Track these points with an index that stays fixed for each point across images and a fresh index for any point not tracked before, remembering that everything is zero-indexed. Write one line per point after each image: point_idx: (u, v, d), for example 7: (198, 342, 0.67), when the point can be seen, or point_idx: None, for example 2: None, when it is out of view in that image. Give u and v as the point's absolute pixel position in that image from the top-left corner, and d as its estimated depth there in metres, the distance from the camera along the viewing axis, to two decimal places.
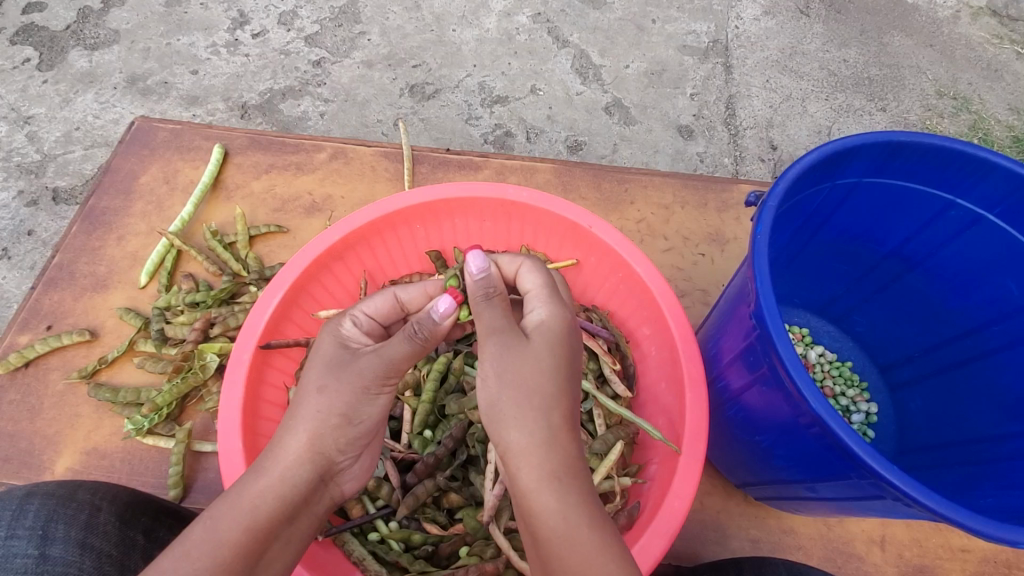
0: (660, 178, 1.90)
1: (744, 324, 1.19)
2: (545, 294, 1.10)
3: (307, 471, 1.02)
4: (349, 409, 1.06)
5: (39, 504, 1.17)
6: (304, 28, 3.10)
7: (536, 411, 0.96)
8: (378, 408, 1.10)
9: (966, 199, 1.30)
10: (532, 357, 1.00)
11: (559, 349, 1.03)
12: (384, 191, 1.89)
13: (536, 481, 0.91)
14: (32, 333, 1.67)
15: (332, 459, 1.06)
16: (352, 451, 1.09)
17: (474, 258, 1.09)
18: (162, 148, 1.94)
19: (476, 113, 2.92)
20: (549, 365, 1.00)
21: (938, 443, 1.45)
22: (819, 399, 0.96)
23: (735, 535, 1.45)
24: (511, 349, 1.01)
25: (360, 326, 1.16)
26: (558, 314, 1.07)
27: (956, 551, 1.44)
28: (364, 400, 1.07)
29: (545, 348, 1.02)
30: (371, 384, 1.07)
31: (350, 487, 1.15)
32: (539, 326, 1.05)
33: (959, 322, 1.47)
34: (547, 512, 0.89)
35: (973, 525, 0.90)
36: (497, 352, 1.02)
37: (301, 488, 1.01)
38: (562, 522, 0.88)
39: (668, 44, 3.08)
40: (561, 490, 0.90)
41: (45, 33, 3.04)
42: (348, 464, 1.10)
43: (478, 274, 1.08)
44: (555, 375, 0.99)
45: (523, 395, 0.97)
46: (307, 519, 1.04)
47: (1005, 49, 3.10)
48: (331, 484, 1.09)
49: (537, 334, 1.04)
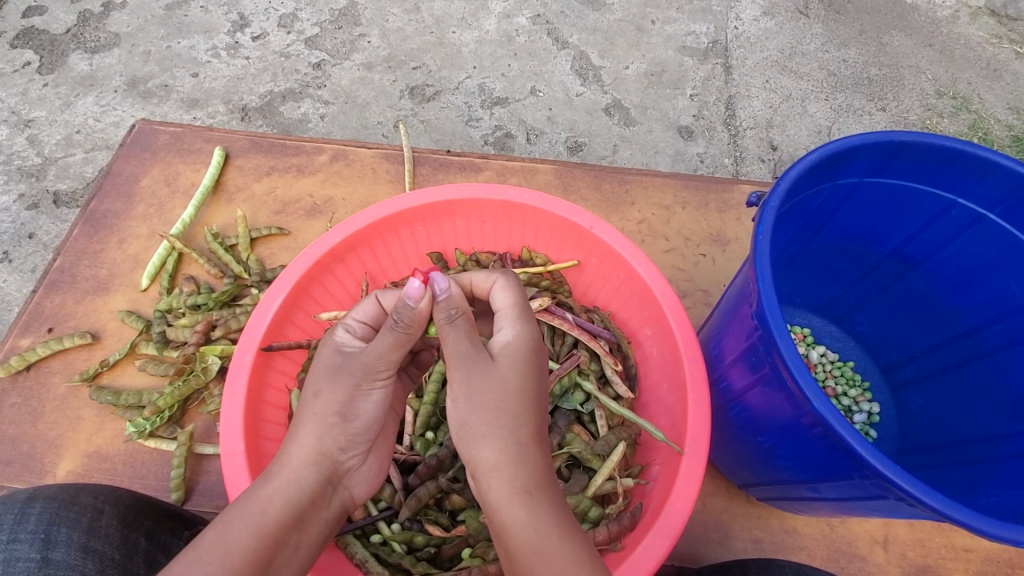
0: (660, 179, 1.90)
1: (746, 324, 1.18)
2: (513, 313, 1.11)
3: (310, 475, 1.03)
4: (345, 408, 1.07)
5: (41, 507, 1.16)
6: (304, 31, 3.10)
7: (505, 430, 1.00)
8: (374, 404, 1.11)
9: (967, 198, 1.30)
10: (497, 380, 1.03)
11: (527, 370, 1.06)
12: (384, 193, 1.89)
13: (505, 496, 0.96)
14: (33, 336, 1.67)
15: (334, 460, 1.07)
16: (356, 452, 1.10)
17: (436, 279, 1.02)
18: (163, 151, 1.94)
19: (476, 114, 2.92)
20: (516, 387, 1.03)
21: (942, 442, 1.44)
22: (822, 399, 0.96)
23: (738, 536, 1.45)
24: (479, 373, 1.03)
25: (353, 332, 1.16)
26: (528, 335, 1.09)
27: (959, 551, 1.44)
28: (358, 397, 1.08)
29: (511, 370, 1.04)
30: (363, 380, 1.08)
31: (361, 492, 1.13)
32: (505, 347, 1.07)
33: (961, 321, 1.47)
34: (516, 525, 0.93)
35: (975, 524, 0.90)
36: (464, 376, 1.04)
37: (306, 492, 1.02)
38: (532, 533, 0.92)
39: (667, 45, 3.09)
40: (530, 504, 0.95)
41: (45, 37, 3.05)
42: (354, 466, 1.11)
43: (442, 294, 1.02)
44: (522, 395, 1.03)
45: (490, 416, 1.01)
46: (317, 524, 1.03)
47: (1004, 49, 3.10)
48: (340, 487, 1.09)
49: (504, 356, 1.06)
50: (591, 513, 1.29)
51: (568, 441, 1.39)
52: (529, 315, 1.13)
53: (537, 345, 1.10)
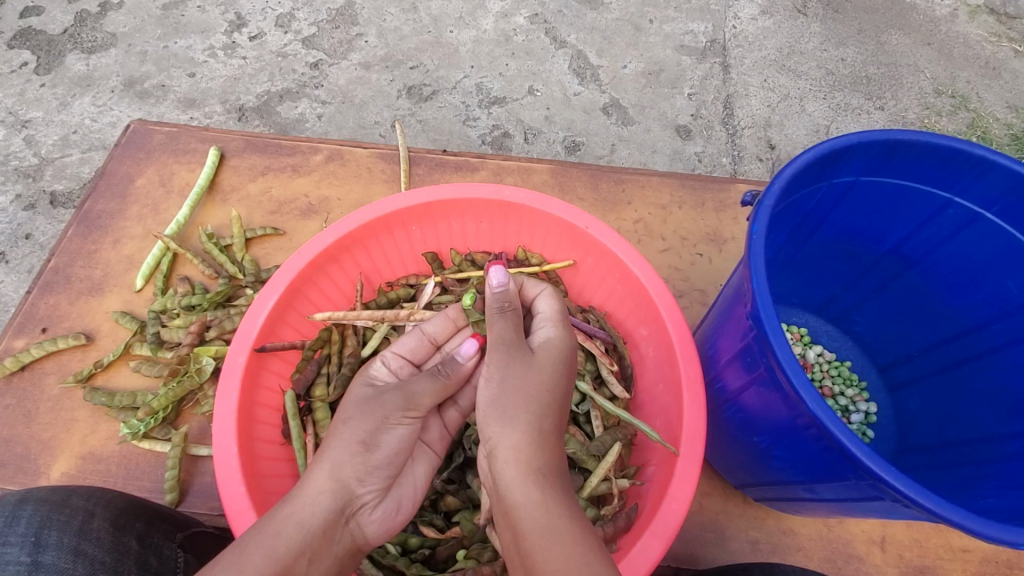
0: (657, 179, 1.89)
1: (741, 324, 1.18)
2: (556, 318, 1.19)
3: (326, 502, 1.03)
4: (370, 437, 1.11)
5: (32, 510, 1.16)
6: (301, 30, 3.09)
7: (532, 415, 1.03)
8: (396, 438, 1.14)
9: (964, 196, 1.29)
10: (535, 369, 1.09)
11: (563, 367, 1.12)
12: (380, 193, 1.89)
13: (520, 477, 0.96)
14: (28, 337, 1.67)
15: (353, 490, 1.07)
16: (374, 488, 1.11)
17: (495, 271, 1.15)
18: (159, 151, 1.94)
19: (473, 114, 2.92)
20: (551, 379, 1.08)
21: (939, 443, 1.44)
22: (817, 400, 0.95)
23: (735, 537, 1.44)
24: (517, 361, 1.10)
25: (388, 365, 1.27)
26: (566, 338, 1.16)
27: (956, 551, 1.44)
28: (382, 429, 1.13)
29: (549, 364, 1.10)
30: (390, 413, 1.14)
31: (376, 532, 1.11)
32: (545, 344, 1.14)
33: (960, 320, 1.45)
34: (528, 504, 0.93)
35: (971, 526, 0.89)
36: (502, 359, 1.10)
37: (320, 519, 1.01)
38: (543, 513, 0.91)
39: (666, 44, 3.08)
40: (544, 488, 0.95)
41: (42, 37, 3.04)
42: (370, 502, 1.10)
43: (497, 287, 1.14)
44: (554, 388, 1.08)
45: (521, 398, 1.05)
46: (325, 558, 1.00)
47: (1003, 47, 3.10)
48: (353, 523, 1.07)
49: (543, 350, 1.13)
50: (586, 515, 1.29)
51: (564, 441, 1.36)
52: (568, 324, 1.21)
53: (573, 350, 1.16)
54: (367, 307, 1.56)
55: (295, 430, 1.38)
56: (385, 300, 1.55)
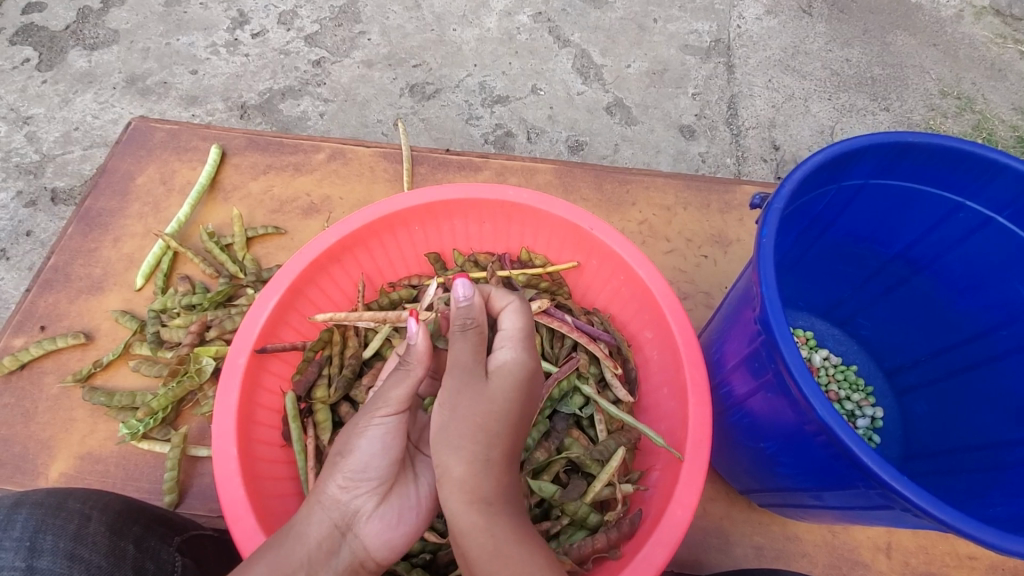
0: (661, 180, 1.88)
1: (748, 328, 1.16)
2: (518, 338, 1.10)
3: (318, 519, 1.05)
4: (345, 446, 1.10)
5: (28, 514, 1.16)
6: (304, 28, 3.07)
7: (477, 445, 0.98)
8: (371, 439, 1.10)
9: (975, 200, 1.28)
10: (485, 398, 1.01)
11: (516, 395, 1.04)
12: (383, 192, 1.87)
13: (465, 505, 0.95)
14: (27, 336, 1.66)
15: (339, 502, 1.07)
16: (365, 494, 1.10)
17: (461, 285, 1.07)
18: (160, 148, 1.92)
19: (476, 113, 2.90)
20: (501, 408, 1.01)
21: (945, 448, 1.42)
22: (826, 407, 0.94)
23: (739, 542, 1.43)
24: (468, 386, 1.03)
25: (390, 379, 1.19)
26: (524, 361, 1.08)
27: (963, 559, 1.42)
28: (356, 434, 1.10)
29: (501, 392, 1.02)
30: (359, 418, 1.11)
31: (381, 539, 1.09)
32: (502, 368, 1.06)
33: (968, 326, 1.44)
34: (474, 532, 0.93)
35: (982, 537, 0.88)
36: (456, 384, 1.03)
37: (310, 536, 1.02)
38: (490, 539, 0.92)
39: (670, 44, 3.06)
40: (491, 517, 0.94)
41: (44, 34, 3.02)
42: (365, 509, 1.09)
43: (462, 302, 1.07)
44: (503, 416, 1.01)
45: (467, 428, 0.99)
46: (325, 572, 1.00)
47: (1009, 49, 3.07)
48: (351, 535, 1.06)
49: (498, 376, 1.05)
50: (590, 520, 1.28)
51: (567, 446, 1.36)
52: (533, 343, 1.12)
53: (533, 373, 1.08)
54: (368, 308, 1.54)
55: (296, 434, 1.36)
56: (387, 301, 1.54)
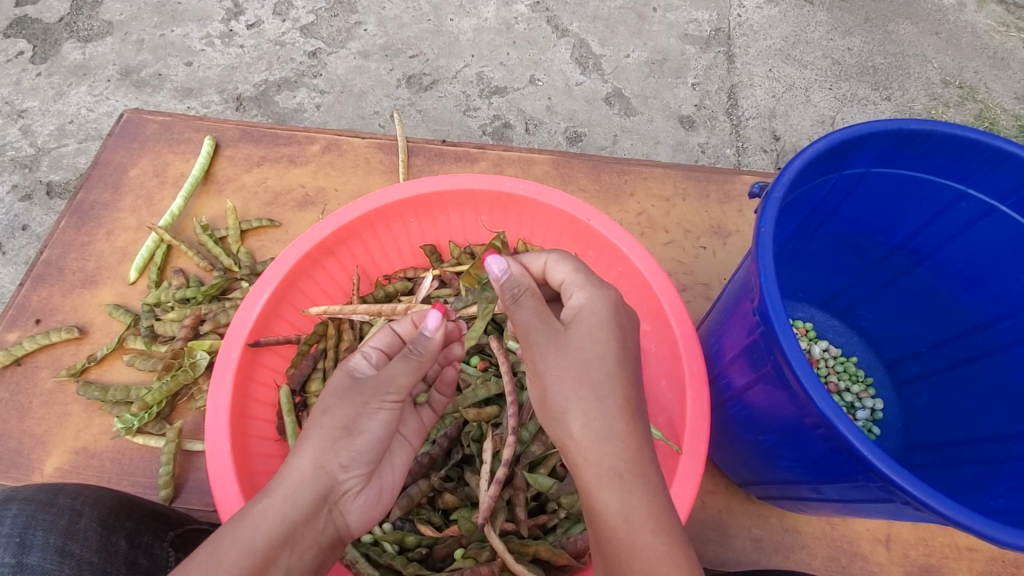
0: (661, 170, 1.85)
1: (747, 319, 1.15)
2: (582, 279, 1.08)
3: (309, 492, 0.98)
4: (350, 422, 1.05)
5: (17, 510, 1.14)
6: (299, 19, 3.04)
7: (590, 402, 0.97)
8: (379, 421, 1.08)
9: (978, 188, 1.26)
10: (575, 349, 1.01)
11: (607, 331, 1.02)
12: (379, 184, 1.85)
13: (597, 478, 0.93)
14: (21, 330, 1.64)
15: (333, 478, 1.01)
16: (358, 474, 1.05)
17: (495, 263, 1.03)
18: (152, 141, 1.90)
19: (474, 104, 2.87)
20: (596, 351, 1.00)
21: (946, 441, 1.41)
22: (825, 399, 0.92)
23: (738, 535, 1.42)
24: (552, 346, 1.01)
25: (370, 359, 1.14)
26: (597, 298, 1.05)
27: (963, 550, 1.41)
28: (364, 413, 1.06)
29: (589, 336, 1.01)
30: (370, 397, 1.07)
31: (358, 519, 1.06)
32: (579, 313, 1.04)
33: (971, 316, 1.42)
34: (610, 512, 0.90)
35: (984, 531, 0.86)
36: (538, 349, 1.02)
37: (301, 509, 0.96)
38: (623, 523, 0.89)
39: (669, 33, 3.03)
40: (624, 487, 0.91)
41: (38, 26, 2.99)
42: (353, 489, 1.05)
43: (502, 276, 1.02)
44: (602, 360, 1.00)
45: (571, 387, 0.99)
46: (306, 548, 0.96)
47: (1012, 37, 3.04)
48: (336, 511, 1.02)
49: (579, 321, 1.03)
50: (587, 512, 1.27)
51: None
52: None
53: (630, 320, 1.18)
54: (363, 300, 1.53)
55: (290, 426, 1.36)
56: (382, 294, 1.53)
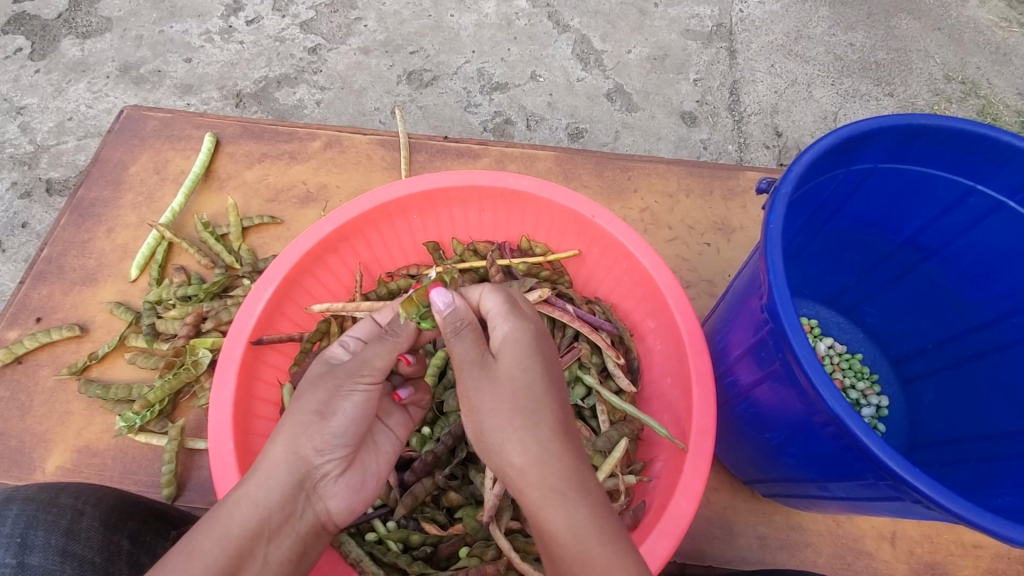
0: (664, 166, 1.84)
1: (754, 316, 1.14)
2: (507, 310, 1.04)
3: (282, 479, 0.98)
4: (324, 406, 1.02)
5: (19, 509, 1.13)
6: (299, 15, 3.02)
7: (521, 429, 0.91)
8: (355, 404, 1.05)
9: (987, 184, 1.25)
10: (504, 380, 0.96)
11: (532, 360, 0.98)
12: (381, 181, 1.84)
13: (540, 501, 0.87)
14: (21, 328, 1.63)
15: (309, 463, 1.01)
16: (336, 458, 1.04)
17: (439, 295, 1.01)
18: (153, 137, 1.89)
19: (475, 100, 2.86)
20: (524, 380, 0.95)
21: (952, 438, 1.40)
22: (836, 397, 0.92)
23: (743, 532, 1.42)
24: (482, 380, 0.97)
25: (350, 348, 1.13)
26: (523, 329, 1.01)
27: (968, 547, 1.41)
28: (338, 395, 1.04)
29: (515, 366, 0.97)
30: (343, 380, 1.05)
31: (339, 505, 1.07)
32: (506, 342, 1.00)
33: (977, 314, 1.41)
34: (558, 530, 0.84)
35: (996, 529, 0.86)
36: (468, 389, 0.98)
37: (276, 495, 0.97)
38: (573, 538, 0.83)
39: (671, 29, 3.01)
40: (567, 506, 0.86)
41: (36, 22, 2.98)
42: (331, 473, 1.04)
43: (445, 310, 1.00)
44: (532, 389, 0.95)
45: (502, 418, 0.93)
46: (284, 534, 0.96)
47: (1015, 33, 3.03)
48: (314, 497, 1.03)
49: (504, 353, 0.99)
50: None
51: None
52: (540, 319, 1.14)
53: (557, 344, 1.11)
54: (366, 298, 1.52)
55: None
56: (385, 291, 1.52)
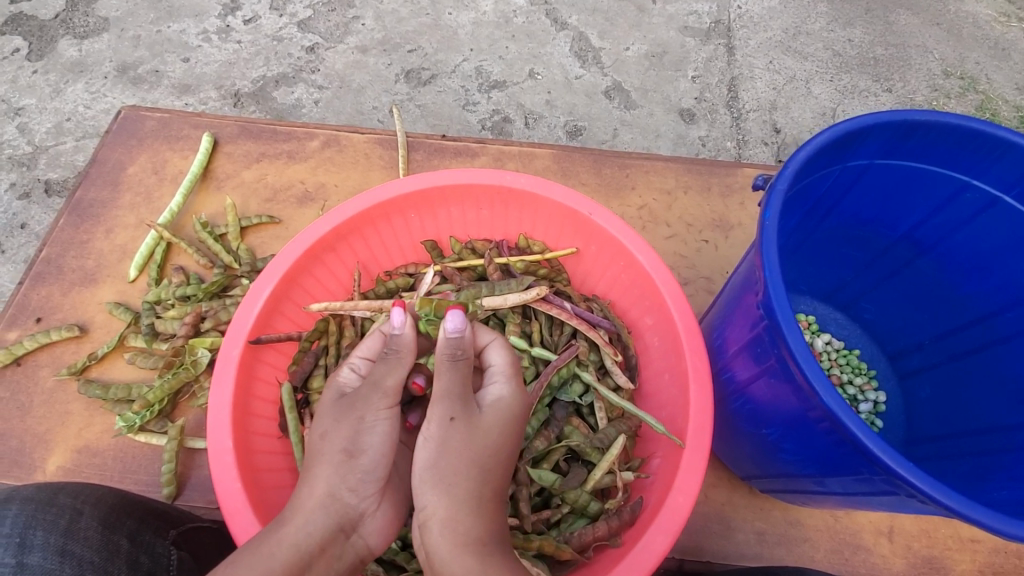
0: (662, 163, 1.84)
1: (750, 313, 1.14)
2: (511, 374, 1.09)
3: (321, 521, 0.96)
4: (351, 444, 1.00)
5: (18, 510, 1.14)
6: (297, 13, 3.02)
7: (472, 481, 0.95)
8: (381, 436, 1.02)
9: (982, 179, 1.25)
10: (481, 436, 0.99)
11: (510, 429, 1.03)
12: (378, 179, 1.84)
13: (455, 548, 0.90)
14: (21, 329, 1.64)
15: (346, 504, 0.99)
16: (370, 495, 1.01)
17: (453, 318, 1.02)
18: (150, 138, 1.89)
19: (473, 98, 2.86)
20: (495, 445, 0.99)
21: (949, 432, 1.41)
22: (831, 393, 0.92)
23: (741, 528, 1.42)
24: (463, 419, 0.99)
25: (359, 370, 1.13)
26: (517, 397, 1.06)
27: (966, 542, 1.41)
28: (363, 430, 1.01)
29: (496, 428, 1.01)
30: (363, 411, 1.02)
31: (378, 540, 1.04)
32: (495, 403, 1.04)
33: (972, 308, 1.42)
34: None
35: (989, 523, 0.86)
36: (449, 414, 0.98)
37: (315, 536, 0.95)
38: None
39: (669, 26, 3.01)
40: (481, 557, 0.90)
41: (33, 23, 2.98)
42: (369, 511, 1.02)
43: (455, 333, 1.01)
44: (498, 452, 0.99)
45: (463, 462, 0.96)
46: (326, 575, 0.94)
47: (1013, 28, 3.02)
48: (355, 536, 1.00)
49: (491, 411, 1.02)
50: (590, 508, 1.26)
51: (567, 434, 1.35)
52: None
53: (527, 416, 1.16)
54: (364, 297, 1.52)
55: (293, 425, 1.34)
56: (383, 290, 1.52)
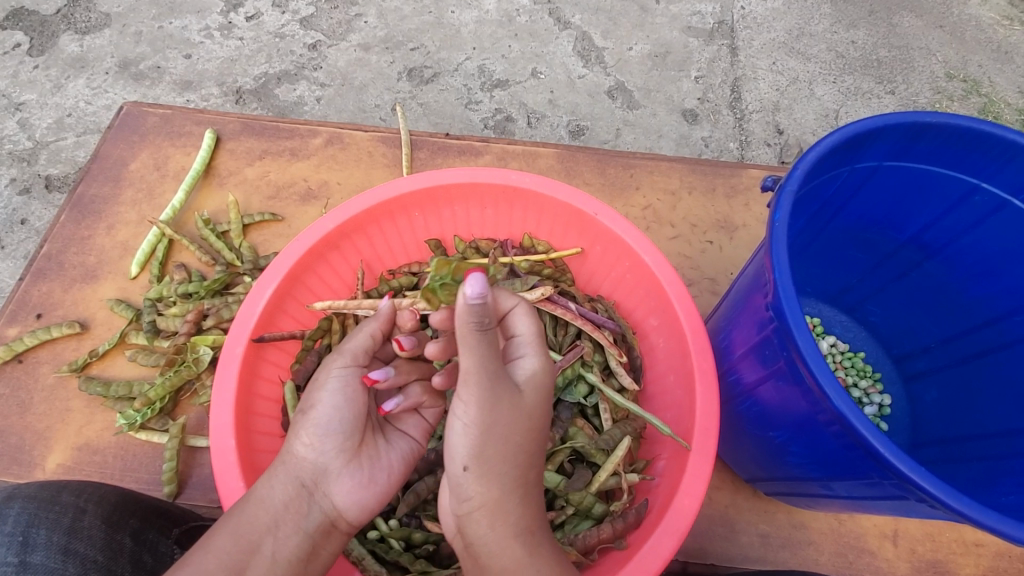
0: (666, 164, 1.84)
1: (758, 315, 1.14)
2: (539, 343, 1.01)
3: (280, 480, 1.03)
4: (305, 403, 1.08)
5: (21, 508, 1.13)
6: (299, 11, 3.01)
7: (518, 468, 0.95)
8: (332, 391, 1.07)
9: (991, 182, 1.25)
10: (522, 418, 0.95)
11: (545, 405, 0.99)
12: (381, 178, 1.83)
13: (506, 537, 0.92)
14: (21, 326, 1.63)
15: (304, 461, 1.04)
16: (332, 452, 1.05)
17: (477, 284, 0.86)
18: (153, 134, 1.88)
19: (475, 97, 2.85)
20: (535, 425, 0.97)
21: (954, 436, 1.40)
22: (841, 396, 0.91)
23: (745, 530, 1.41)
24: (506, 404, 0.92)
25: None
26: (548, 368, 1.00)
27: (970, 545, 1.41)
28: (315, 390, 1.08)
29: (535, 407, 0.97)
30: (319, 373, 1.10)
31: (349, 502, 1.06)
32: (530, 379, 0.98)
33: (981, 312, 1.41)
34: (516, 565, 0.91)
35: (1002, 529, 0.85)
36: (490, 400, 0.91)
37: (275, 495, 1.01)
38: None
39: (672, 26, 3.00)
40: (532, 544, 0.93)
41: (34, 18, 2.96)
42: (332, 468, 1.05)
43: (482, 306, 0.86)
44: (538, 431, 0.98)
45: (510, 450, 0.93)
46: (291, 532, 0.99)
47: (1016, 31, 3.02)
48: (320, 494, 1.04)
49: (529, 389, 0.97)
50: (595, 510, 1.26)
51: (572, 435, 1.34)
52: None
53: None
54: (368, 295, 1.51)
55: None
56: (387, 288, 1.51)
